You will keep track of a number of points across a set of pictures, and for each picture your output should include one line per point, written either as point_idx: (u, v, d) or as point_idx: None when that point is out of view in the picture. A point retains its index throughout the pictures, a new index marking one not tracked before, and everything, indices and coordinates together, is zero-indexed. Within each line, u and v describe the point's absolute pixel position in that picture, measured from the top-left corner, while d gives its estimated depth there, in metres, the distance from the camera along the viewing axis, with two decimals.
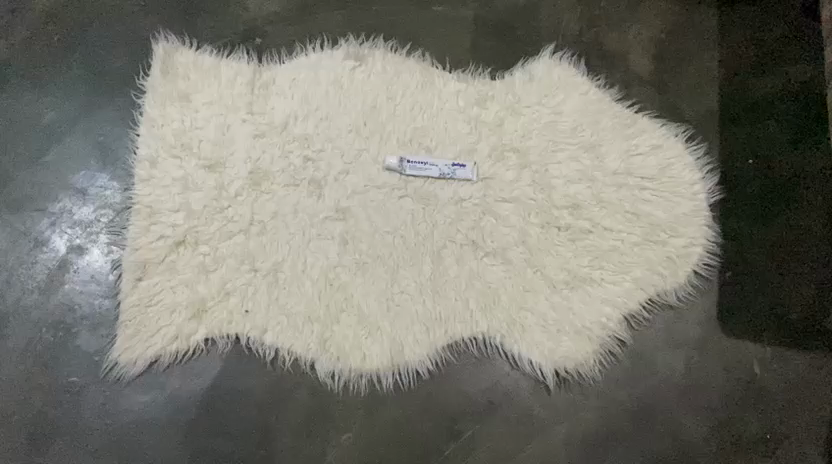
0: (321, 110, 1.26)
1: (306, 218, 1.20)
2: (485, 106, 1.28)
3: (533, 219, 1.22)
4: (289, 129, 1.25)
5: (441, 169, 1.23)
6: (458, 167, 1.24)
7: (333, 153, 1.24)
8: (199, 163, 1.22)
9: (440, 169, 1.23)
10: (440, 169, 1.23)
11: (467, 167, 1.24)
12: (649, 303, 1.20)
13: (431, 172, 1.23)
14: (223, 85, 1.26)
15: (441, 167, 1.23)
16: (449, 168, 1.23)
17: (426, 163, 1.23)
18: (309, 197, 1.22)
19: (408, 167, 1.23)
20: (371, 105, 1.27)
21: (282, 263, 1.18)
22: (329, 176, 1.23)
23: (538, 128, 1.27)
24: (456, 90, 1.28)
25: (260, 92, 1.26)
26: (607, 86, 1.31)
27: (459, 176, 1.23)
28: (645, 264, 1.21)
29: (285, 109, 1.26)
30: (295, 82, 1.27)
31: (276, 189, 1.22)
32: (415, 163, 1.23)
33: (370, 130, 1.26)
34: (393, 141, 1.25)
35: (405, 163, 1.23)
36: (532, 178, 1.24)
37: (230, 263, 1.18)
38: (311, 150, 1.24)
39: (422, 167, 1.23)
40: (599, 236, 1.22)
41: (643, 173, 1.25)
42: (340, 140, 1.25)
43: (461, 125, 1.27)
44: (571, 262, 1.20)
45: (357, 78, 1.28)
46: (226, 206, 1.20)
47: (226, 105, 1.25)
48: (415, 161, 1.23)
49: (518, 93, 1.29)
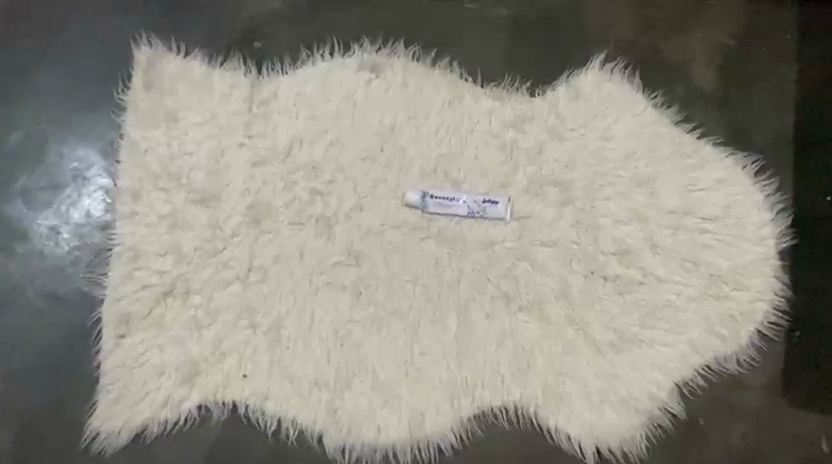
0: (330, 132, 1.08)
1: (314, 263, 1.05)
2: (523, 129, 1.09)
3: (576, 267, 1.06)
4: (294, 155, 1.07)
5: (471, 205, 1.06)
6: (492, 203, 1.06)
7: (344, 186, 1.07)
8: (190, 196, 1.05)
9: (470, 205, 1.06)
10: (470, 206, 1.06)
11: (502, 204, 1.06)
12: (706, 370, 1.05)
13: (461, 209, 1.06)
14: (217, 99, 1.08)
15: (471, 203, 1.06)
16: (480, 204, 1.06)
17: (454, 198, 1.06)
18: (316, 238, 1.05)
19: (432, 203, 1.06)
20: (389, 127, 1.09)
21: (286, 318, 1.03)
22: (340, 213, 1.06)
23: (584, 157, 1.09)
24: (489, 109, 1.10)
25: (260, 110, 1.08)
26: (665, 104, 1.12)
27: (492, 214, 1.06)
28: (703, 323, 1.05)
29: (290, 130, 1.08)
30: (301, 97, 1.09)
31: (280, 227, 1.05)
32: (441, 198, 1.06)
33: (388, 158, 1.08)
34: (415, 170, 1.08)
35: (428, 198, 1.06)
36: (576, 217, 1.07)
37: (226, 318, 1.02)
38: (320, 181, 1.07)
39: (450, 203, 1.06)
40: (652, 289, 1.06)
41: (704, 212, 1.08)
42: (354, 169, 1.07)
43: (494, 152, 1.08)
44: (618, 320, 1.05)
45: (373, 94, 1.09)
46: (221, 249, 1.04)
47: (221, 126, 1.07)
48: (441, 195, 1.06)
49: (561, 113, 1.10)
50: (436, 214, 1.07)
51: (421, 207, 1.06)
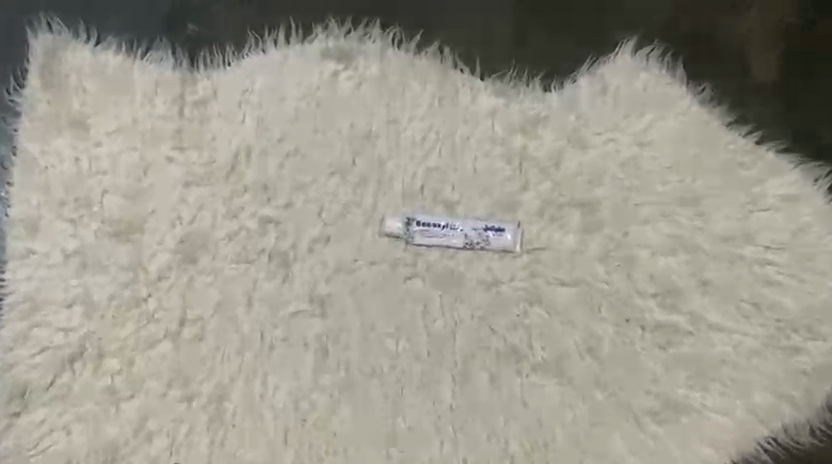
0: (286, 141, 0.84)
1: (266, 312, 0.81)
2: (535, 133, 0.85)
3: (605, 313, 0.82)
4: (240, 173, 0.83)
5: (470, 235, 0.83)
6: (497, 232, 0.83)
7: (305, 211, 0.83)
8: (104, 229, 0.82)
9: (469, 235, 0.83)
10: (469, 235, 0.83)
11: (509, 233, 0.83)
12: (771, 442, 0.81)
13: (456, 239, 0.83)
14: (138, 101, 0.84)
15: (470, 231, 0.83)
16: (482, 233, 0.83)
17: (447, 225, 0.83)
18: (269, 280, 0.81)
19: (418, 232, 0.82)
20: (364, 134, 0.84)
21: (230, 386, 0.79)
22: (301, 246, 0.82)
23: (613, 169, 0.85)
24: (491, 109, 0.85)
25: (194, 114, 0.84)
26: (714, 100, 0.87)
27: (497, 246, 0.83)
28: (768, 384, 0.82)
29: (233, 140, 0.84)
30: (248, 96, 0.85)
31: (221, 266, 0.81)
32: (431, 226, 0.83)
33: (362, 173, 0.84)
34: (396, 189, 0.83)
35: (413, 225, 0.83)
36: (604, 248, 0.83)
37: (152, 388, 0.79)
38: (273, 206, 0.83)
39: (442, 232, 0.83)
40: (702, 341, 0.83)
41: (767, 239, 0.84)
42: (317, 189, 0.83)
43: (499, 164, 0.84)
44: (661, 381, 0.82)
45: (341, 91, 0.85)
46: (146, 296, 0.81)
47: (144, 136, 0.84)
48: (430, 222, 0.83)
49: (583, 113, 0.86)
50: (424, 245, 0.83)
51: (405, 237, 0.83)
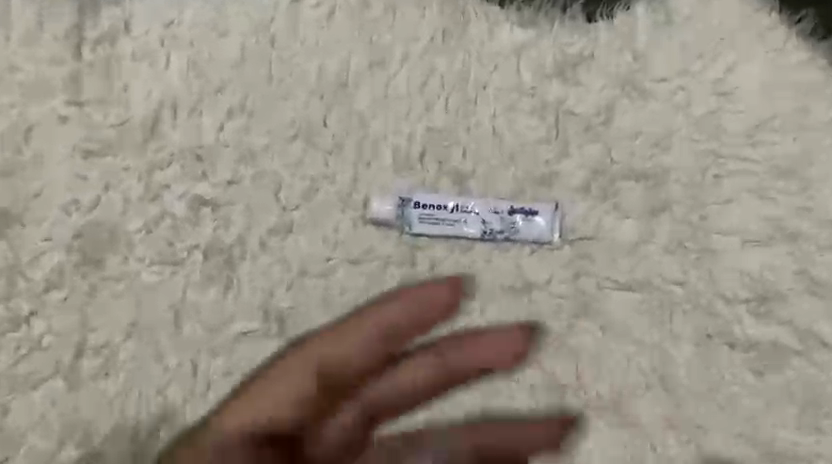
0: (229, 93, 0.60)
1: (200, 334, 0.57)
2: (576, 79, 0.61)
3: (678, 327, 0.59)
4: (163, 138, 0.59)
5: (490, 220, 0.59)
6: (528, 216, 0.59)
7: (256, 190, 0.59)
8: None
9: (488, 220, 0.59)
10: (488, 222, 0.59)
11: (544, 216, 0.59)
12: None
13: (471, 227, 0.59)
14: (14, 38, 0.59)
15: (490, 216, 0.59)
16: (506, 218, 0.59)
17: (458, 208, 0.59)
18: (205, 289, 0.57)
19: (417, 218, 0.59)
20: (338, 82, 0.60)
21: (151, 442, 0.56)
22: (251, 240, 0.58)
23: (684, 127, 0.62)
24: (514, 45, 0.61)
25: (96, 55, 0.59)
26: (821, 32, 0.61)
27: (528, 236, 0.59)
28: None
29: (152, 91, 0.59)
30: (170, 32, 0.60)
31: (137, 270, 0.57)
32: (435, 209, 0.59)
33: (336, 136, 0.60)
34: (385, 158, 0.60)
35: (411, 207, 0.59)
36: (674, 237, 0.60)
37: (41, 445, 0.56)
38: (210, 183, 0.59)
39: (451, 217, 0.59)
40: (813, 364, 0.59)
41: None
42: (274, 159, 0.59)
43: (527, 121, 0.61)
44: (757, 422, 0.59)
45: (303, 21, 0.60)
46: (29, 315, 0.57)
47: (23, 87, 0.59)
48: (434, 204, 0.59)
49: (642, 53, 0.61)
50: (427, 238, 0.59)
51: (399, 226, 0.59)
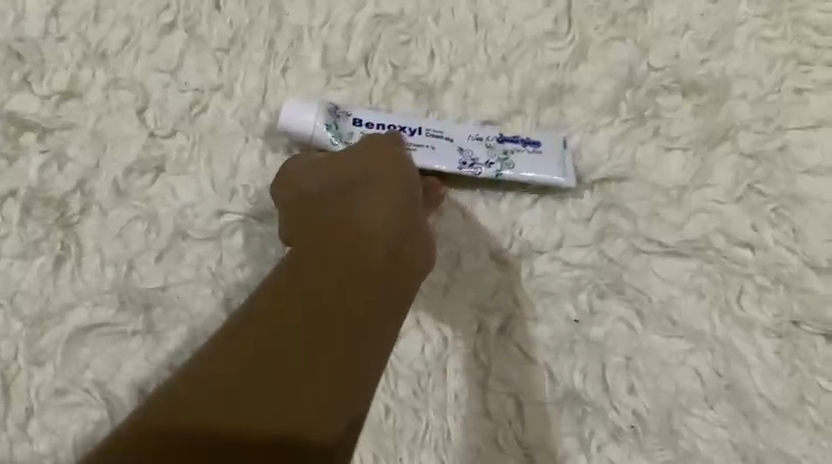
0: None
1: (16, 330, 0.36)
2: None
3: (753, 311, 0.40)
4: None
5: (470, 149, 0.38)
6: (527, 145, 0.39)
7: (110, 107, 0.38)
8: None
9: (468, 149, 0.38)
10: (468, 151, 0.38)
11: (553, 148, 0.39)
12: None
13: (442, 158, 0.38)
14: None
15: (469, 143, 0.39)
16: (494, 147, 0.39)
17: (421, 131, 0.38)
18: (27, 259, 0.37)
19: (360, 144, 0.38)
20: None
21: None
22: (100, 184, 0.37)
23: (750, 20, 0.42)
24: None
25: None
26: None
27: (529, 175, 0.38)
28: None
29: None
30: None
31: None
32: (385, 127, 0.38)
33: (234, 26, 0.39)
34: (312, 59, 0.39)
35: (353, 127, 0.38)
36: (742, 177, 0.41)
37: None
38: (37, 96, 0.38)
39: (410, 141, 0.38)
40: None
41: None
42: (138, 60, 0.39)
43: (523, 10, 0.41)
44: None
45: None
46: None
47: None
48: (389, 124, 0.38)
49: None
50: None
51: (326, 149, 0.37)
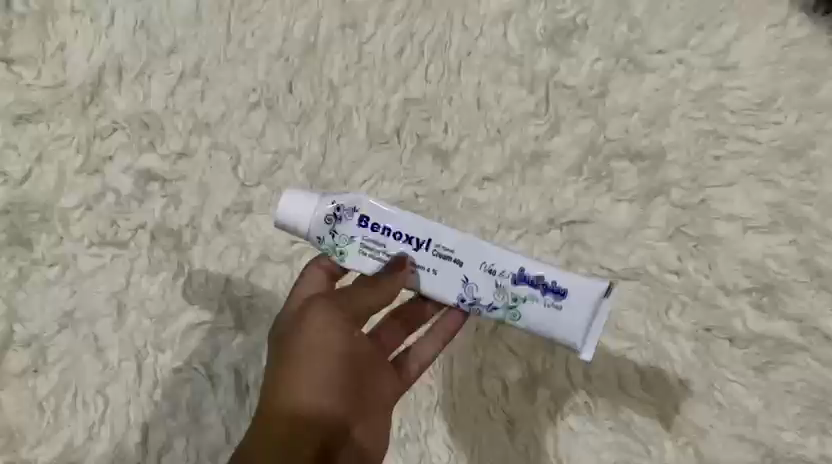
0: (182, 55, 0.53)
1: (146, 325, 0.50)
2: (568, 49, 0.56)
3: (676, 320, 0.54)
4: (106, 104, 0.52)
5: (477, 286, 0.40)
6: (546, 294, 0.40)
7: (211, 163, 0.52)
8: None
9: (475, 281, 0.40)
10: (473, 284, 0.40)
11: (579, 303, 0.40)
12: None
13: (445, 284, 0.40)
14: None
15: (481, 273, 0.40)
16: (504, 286, 0.40)
17: (431, 250, 0.40)
18: (154, 273, 0.51)
19: (358, 245, 0.40)
20: (305, 43, 0.54)
21: (87, 449, 0.49)
22: (204, 221, 0.51)
23: (683, 103, 0.57)
24: (501, 10, 0.56)
25: (30, 8, 0.52)
26: (820, 8, 0.58)
27: (531, 321, 0.40)
28: None
29: (95, 50, 0.52)
30: None
31: (74, 254, 0.51)
32: (390, 234, 0.40)
33: (302, 105, 0.53)
34: (358, 130, 0.54)
35: (354, 224, 0.40)
36: (672, 222, 0.55)
37: None
38: (158, 155, 0.52)
39: (413, 259, 0.40)
40: (817, 359, 0.55)
41: None
42: (231, 129, 0.53)
43: (514, 93, 0.55)
44: (759, 424, 0.54)
45: None
46: None
47: None
48: (395, 231, 0.40)
49: (637, 20, 0.57)
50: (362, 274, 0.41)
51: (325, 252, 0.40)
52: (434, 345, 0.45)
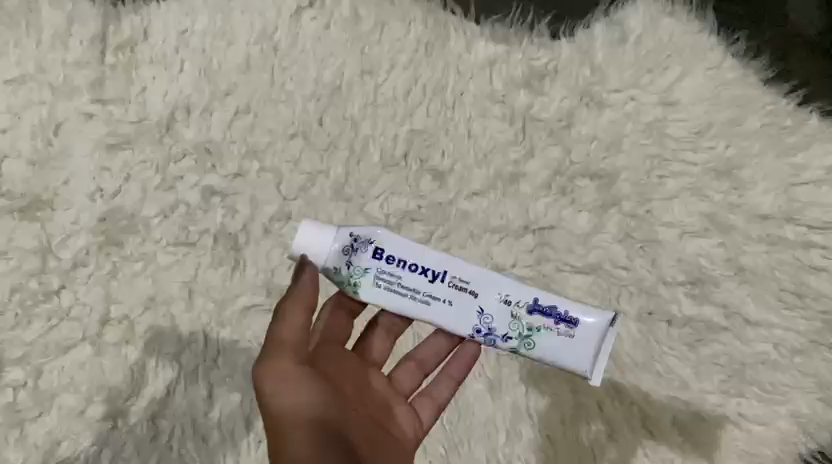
0: (236, 96, 0.67)
1: (210, 307, 0.65)
2: (541, 89, 0.70)
3: (625, 306, 0.69)
4: (178, 134, 0.67)
5: (495, 313, 0.53)
6: (562, 324, 0.53)
7: (260, 182, 0.67)
8: (3, 205, 0.65)
9: (494, 313, 0.53)
10: (490, 316, 0.53)
11: (591, 333, 0.53)
12: (817, 456, 0.69)
13: (464, 315, 0.53)
14: (47, 43, 0.66)
15: (499, 306, 0.53)
16: (522, 315, 0.53)
17: (449, 283, 0.53)
18: (216, 267, 0.65)
19: (375, 272, 0.52)
20: (333, 87, 0.68)
21: (166, 402, 0.63)
22: (254, 226, 0.66)
23: (634, 132, 0.71)
24: (488, 58, 0.70)
25: (119, 59, 0.66)
26: (750, 53, 0.73)
27: (541, 345, 0.53)
28: (815, 389, 0.69)
29: (169, 92, 0.67)
30: (184, 38, 0.67)
31: (155, 252, 0.65)
32: (408, 265, 0.52)
33: (330, 136, 0.68)
34: (374, 156, 0.68)
35: (370, 254, 0.52)
36: (622, 228, 0.69)
37: (67, 404, 0.63)
38: (219, 175, 0.66)
39: (430, 289, 0.53)
40: (737, 337, 0.69)
41: (813, 218, 0.71)
42: (275, 155, 0.67)
43: (497, 125, 0.69)
44: (690, 388, 0.69)
45: (304, 32, 0.68)
46: (57, 289, 0.64)
47: (52, 86, 0.66)
48: (413, 264, 0.52)
49: (598, 65, 0.71)
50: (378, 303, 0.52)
51: (343, 281, 0.52)
52: (451, 382, 0.59)
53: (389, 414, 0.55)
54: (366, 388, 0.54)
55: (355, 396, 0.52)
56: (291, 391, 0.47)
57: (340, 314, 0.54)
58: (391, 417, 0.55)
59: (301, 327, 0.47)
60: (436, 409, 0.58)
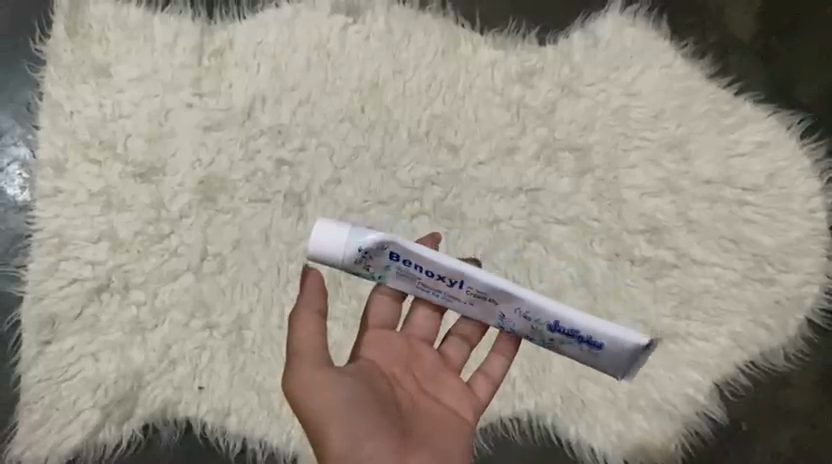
0: (299, 90, 0.89)
1: (282, 248, 0.86)
2: (531, 84, 0.91)
3: (597, 248, 0.89)
4: (256, 119, 0.88)
5: (516, 321, 0.67)
6: (576, 340, 0.66)
7: (317, 155, 0.88)
8: (127, 170, 0.86)
9: (516, 319, 0.67)
10: (512, 321, 0.67)
11: (622, 354, 0.65)
12: (750, 365, 0.89)
13: (486, 312, 0.67)
14: (158, 49, 0.88)
15: (519, 316, 0.66)
16: (543, 328, 0.66)
17: (463, 288, 0.66)
18: (286, 217, 0.87)
19: (390, 270, 0.65)
20: (372, 82, 0.90)
21: (249, 317, 0.85)
22: (314, 187, 0.87)
23: (604, 116, 0.91)
24: (490, 60, 0.91)
25: (213, 63, 0.88)
26: (696, 54, 0.94)
27: (556, 346, 0.67)
28: (746, 313, 0.89)
29: (249, 87, 0.88)
30: (262, 46, 0.89)
31: (239, 206, 0.86)
32: (421, 270, 0.65)
33: (371, 120, 0.89)
34: (403, 134, 0.89)
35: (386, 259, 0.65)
36: (595, 190, 0.90)
37: (176, 318, 0.84)
38: (287, 150, 0.88)
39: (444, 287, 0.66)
40: (685, 273, 0.90)
41: (746, 182, 0.91)
42: (329, 134, 0.89)
43: (498, 111, 0.90)
44: (649, 310, 0.89)
45: (350, 42, 0.90)
46: (168, 233, 0.85)
47: (164, 82, 0.88)
48: (425, 269, 0.65)
49: (576, 65, 0.92)
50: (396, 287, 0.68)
51: (367, 276, 0.67)
52: (500, 357, 0.72)
53: (439, 385, 0.68)
54: (412, 364, 0.68)
55: (399, 372, 0.66)
56: (320, 389, 0.60)
57: (384, 299, 0.69)
58: (441, 388, 0.68)
59: (314, 334, 0.62)
60: (485, 376, 0.72)
